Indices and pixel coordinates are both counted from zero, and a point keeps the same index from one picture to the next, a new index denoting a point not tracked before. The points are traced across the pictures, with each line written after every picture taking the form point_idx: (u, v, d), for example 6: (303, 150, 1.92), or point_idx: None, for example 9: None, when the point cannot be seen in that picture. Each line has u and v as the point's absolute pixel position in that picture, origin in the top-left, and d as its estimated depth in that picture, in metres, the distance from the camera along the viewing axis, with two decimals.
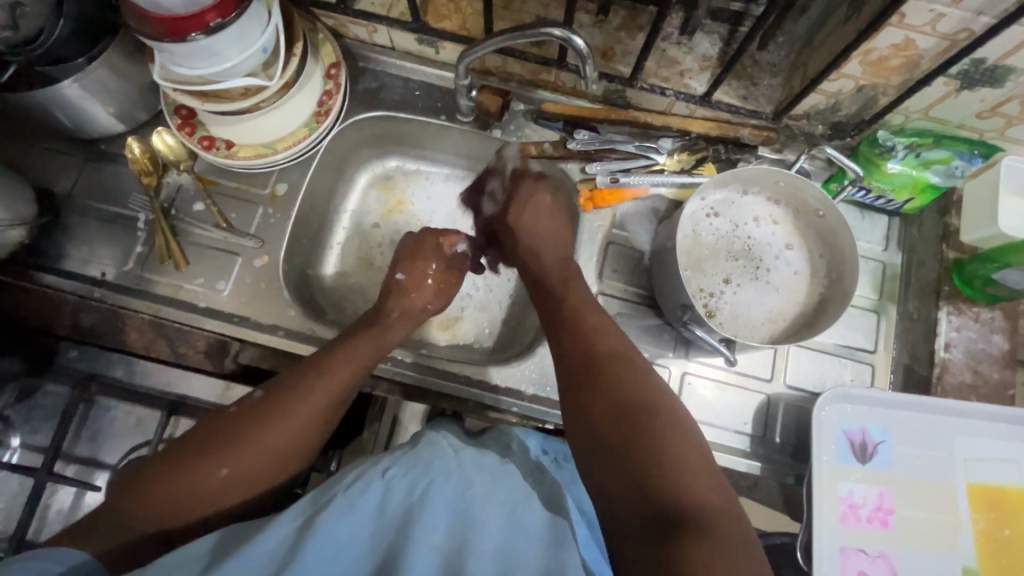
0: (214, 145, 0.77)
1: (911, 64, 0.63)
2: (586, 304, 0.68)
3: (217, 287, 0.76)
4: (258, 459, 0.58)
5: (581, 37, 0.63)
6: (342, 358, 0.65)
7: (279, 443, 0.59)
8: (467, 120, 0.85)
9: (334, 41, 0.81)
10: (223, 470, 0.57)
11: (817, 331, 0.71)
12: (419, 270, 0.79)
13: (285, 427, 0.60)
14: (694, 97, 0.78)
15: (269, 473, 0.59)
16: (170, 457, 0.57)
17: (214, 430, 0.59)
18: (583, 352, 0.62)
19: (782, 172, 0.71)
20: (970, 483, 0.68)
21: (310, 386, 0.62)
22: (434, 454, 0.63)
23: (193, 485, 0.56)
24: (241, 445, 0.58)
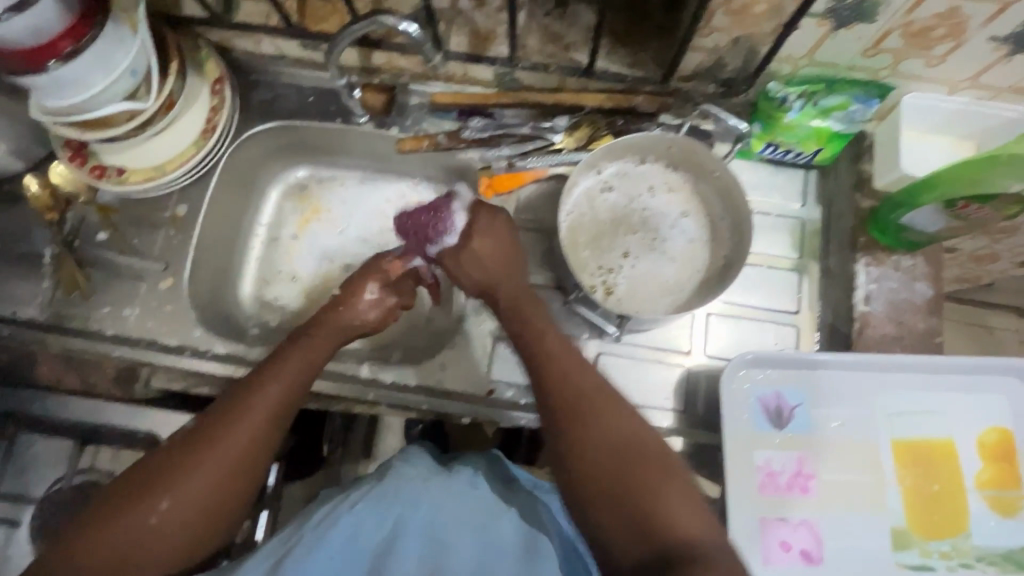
0: (105, 173, 0.77)
1: (775, 8, 0.60)
2: (544, 329, 0.63)
3: (124, 313, 0.77)
4: (198, 486, 0.55)
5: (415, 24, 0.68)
6: (251, 402, 0.59)
7: (200, 495, 0.55)
8: (363, 121, 0.83)
9: (218, 56, 0.80)
10: (163, 505, 0.54)
11: (723, 288, 0.68)
12: (354, 284, 0.71)
13: (200, 480, 0.55)
14: (580, 70, 0.76)
15: (218, 499, 0.56)
16: (108, 501, 0.55)
17: (122, 489, 0.55)
18: (561, 393, 0.58)
19: (672, 137, 0.70)
20: (895, 440, 0.64)
21: (222, 432, 0.57)
22: (404, 485, 0.60)
23: (116, 550, 0.53)
24: (156, 501, 0.54)
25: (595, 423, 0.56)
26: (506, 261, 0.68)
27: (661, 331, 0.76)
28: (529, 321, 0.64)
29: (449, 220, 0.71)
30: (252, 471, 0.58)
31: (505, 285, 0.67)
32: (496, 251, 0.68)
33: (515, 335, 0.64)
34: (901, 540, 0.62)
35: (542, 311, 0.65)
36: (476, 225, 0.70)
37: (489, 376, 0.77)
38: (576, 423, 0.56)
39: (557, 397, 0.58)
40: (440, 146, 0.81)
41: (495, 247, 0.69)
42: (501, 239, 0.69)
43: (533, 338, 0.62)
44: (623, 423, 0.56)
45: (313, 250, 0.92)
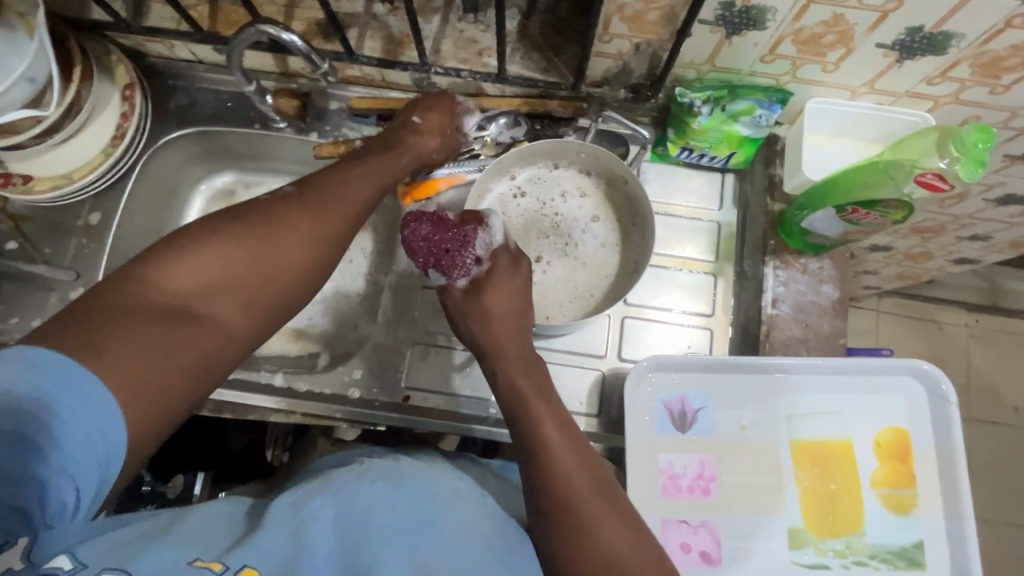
0: (11, 181, 0.75)
1: (667, 16, 0.60)
2: (546, 423, 0.58)
3: (34, 324, 0.76)
4: (291, 241, 0.56)
5: (295, 33, 0.67)
6: (354, 179, 0.62)
7: (296, 252, 0.56)
8: (282, 127, 0.84)
9: (129, 61, 0.79)
10: (264, 251, 0.54)
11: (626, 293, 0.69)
12: (432, 119, 0.71)
13: (301, 236, 0.56)
14: (491, 76, 0.75)
15: (306, 269, 0.56)
16: (191, 238, 0.52)
17: (216, 231, 0.53)
18: (559, 501, 0.54)
19: (579, 142, 0.70)
20: (794, 441, 0.66)
21: (332, 198, 0.59)
22: (416, 471, 0.55)
23: (196, 285, 0.51)
24: (259, 244, 0.54)
25: (590, 542, 0.52)
26: (514, 338, 0.63)
27: (582, 337, 0.76)
28: (531, 409, 0.59)
29: (474, 248, 0.65)
30: (333, 249, 0.59)
31: (505, 363, 0.62)
32: (510, 312, 0.64)
33: (512, 423, 0.59)
34: (797, 539, 0.63)
35: (545, 397, 0.60)
36: (491, 277, 0.65)
37: (405, 384, 0.78)
38: (568, 534, 0.52)
39: (550, 498, 0.54)
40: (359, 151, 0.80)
41: (511, 308, 0.64)
42: (518, 299, 0.65)
43: (534, 429, 0.58)
44: (620, 542, 0.52)
45: None
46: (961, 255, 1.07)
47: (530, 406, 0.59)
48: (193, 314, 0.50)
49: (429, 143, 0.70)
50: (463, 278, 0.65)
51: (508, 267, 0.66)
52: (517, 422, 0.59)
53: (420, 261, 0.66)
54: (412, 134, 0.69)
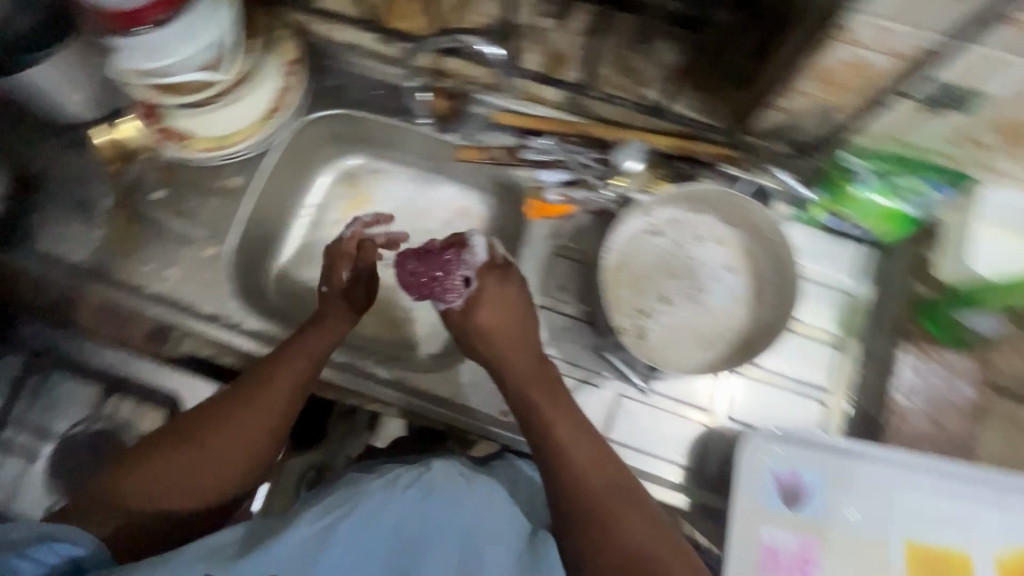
0: (171, 136, 0.79)
1: (869, 83, 0.57)
2: (555, 420, 0.64)
3: (167, 274, 0.80)
4: (234, 434, 0.61)
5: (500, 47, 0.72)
6: (283, 362, 0.66)
7: (237, 443, 0.61)
8: (423, 123, 0.84)
9: (295, 38, 0.82)
10: (212, 442, 0.61)
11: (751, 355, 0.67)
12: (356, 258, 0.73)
13: (237, 428, 0.62)
14: (649, 108, 0.74)
15: (248, 456, 0.62)
16: (162, 436, 0.61)
17: (165, 441, 0.61)
18: (580, 503, 0.59)
19: (727, 192, 0.68)
20: (908, 541, 0.63)
21: (261, 388, 0.64)
22: (449, 481, 0.56)
23: (166, 482, 0.58)
24: (204, 437, 0.61)
25: (611, 533, 0.58)
26: (513, 345, 0.68)
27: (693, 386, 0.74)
28: (549, 421, 0.64)
29: (461, 270, 0.69)
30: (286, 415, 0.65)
31: (512, 370, 0.67)
32: (509, 324, 0.68)
33: (527, 428, 0.65)
34: None
35: (553, 399, 0.65)
36: (484, 293, 0.68)
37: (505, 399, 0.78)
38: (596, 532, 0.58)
39: (572, 494, 0.60)
40: (496, 158, 0.81)
41: (504, 318, 0.68)
42: (501, 305, 0.68)
43: (549, 438, 0.63)
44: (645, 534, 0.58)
45: None
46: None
47: (538, 410, 0.65)
48: (149, 513, 0.57)
49: (337, 275, 0.72)
50: (458, 302, 0.68)
51: (496, 282, 0.69)
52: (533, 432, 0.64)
53: (417, 295, 0.70)
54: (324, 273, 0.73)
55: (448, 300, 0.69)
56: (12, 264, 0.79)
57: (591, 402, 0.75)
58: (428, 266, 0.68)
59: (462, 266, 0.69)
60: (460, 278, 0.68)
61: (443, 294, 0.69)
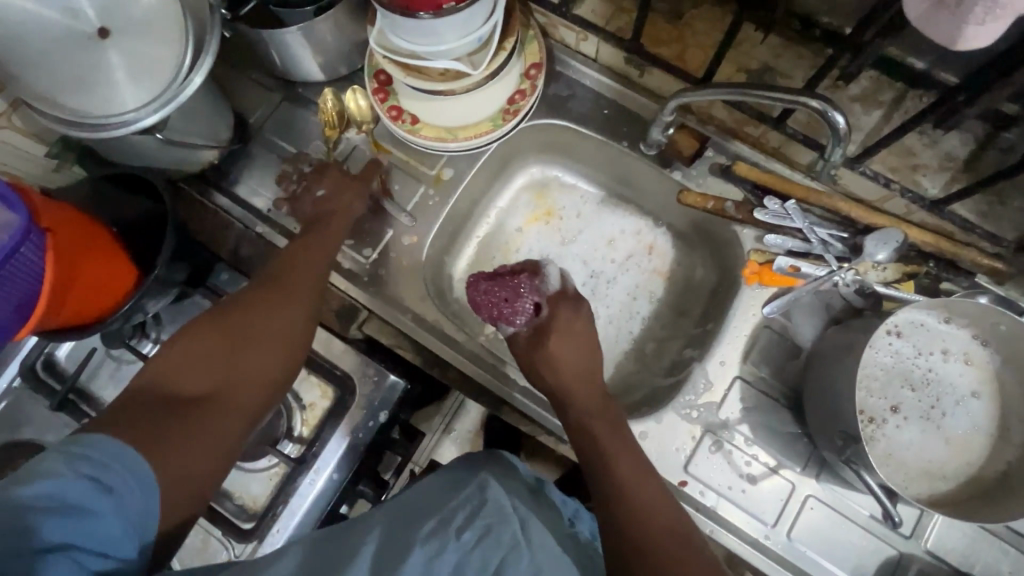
0: (401, 117, 0.78)
1: None
2: (618, 455, 0.60)
3: (363, 252, 0.79)
4: (268, 341, 0.62)
5: (842, 113, 0.61)
6: (305, 268, 0.68)
7: (259, 345, 0.61)
8: (650, 151, 0.79)
9: (542, 40, 0.78)
10: (250, 356, 0.60)
11: (990, 516, 0.59)
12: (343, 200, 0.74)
13: (253, 330, 0.62)
14: (923, 200, 0.68)
15: (283, 362, 0.62)
16: (197, 335, 0.60)
17: (189, 357, 0.58)
18: (631, 543, 0.54)
19: (1008, 315, 0.60)
20: None
21: (279, 294, 0.65)
22: (506, 524, 0.54)
23: (211, 382, 0.57)
24: (242, 347, 0.60)
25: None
26: (580, 379, 0.66)
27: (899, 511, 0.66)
28: (612, 462, 0.60)
29: (532, 295, 0.69)
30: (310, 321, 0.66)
31: (575, 401, 0.65)
32: (576, 357, 0.67)
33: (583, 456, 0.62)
34: None
35: (614, 433, 0.62)
36: (554, 323, 0.68)
37: (686, 468, 0.70)
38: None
39: (616, 531, 0.55)
40: (725, 213, 0.75)
41: (579, 353, 0.67)
42: (587, 346, 0.68)
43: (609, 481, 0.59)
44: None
45: (533, 250, 0.90)
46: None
47: (603, 442, 0.61)
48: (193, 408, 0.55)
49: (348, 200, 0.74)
50: (528, 329, 0.69)
51: (569, 310, 0.70)
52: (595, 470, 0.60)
53: (488, 317, 0.71)
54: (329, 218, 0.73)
55: (514, 323, 0.69)
56: (222, 206, 0.81)
57: (776, 493, 0.69)
58: (500, 289, 0.69)
59: (533, 292, 0.70)
60: (527, 304, 0.69)
61: (504, 315, 0.69)
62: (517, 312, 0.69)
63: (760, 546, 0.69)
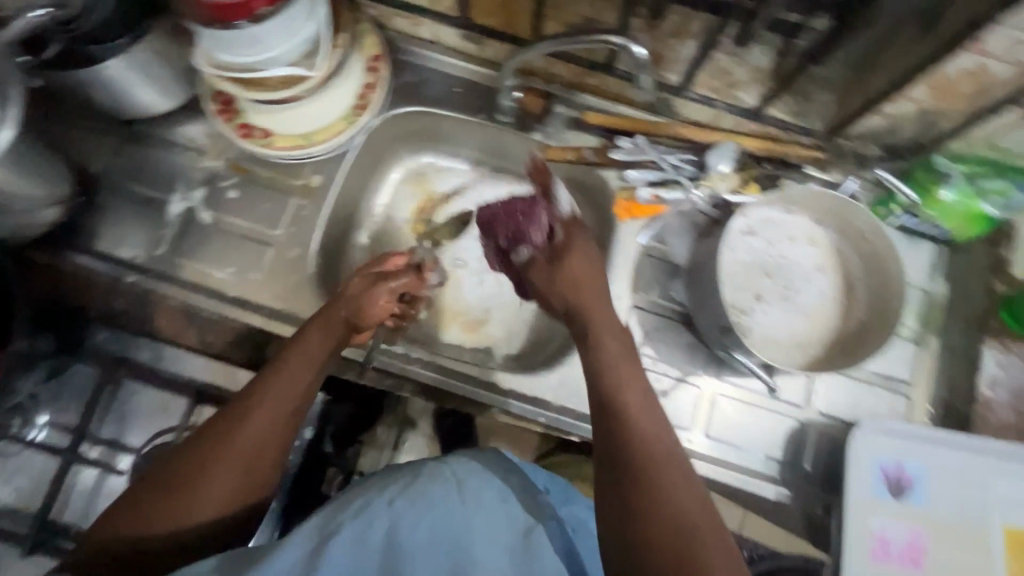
0: (251, 133, 0.76)
1: (982, 91, 0.60)
2: (631, 381, 0.56)
3: (247, 277, 0.76)
4: (240, 450, 0.53)
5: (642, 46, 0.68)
6: (303, 338, 0.62)
7: (236, 454, 0.53)
8: (507, 120, 0.82)
9: (377, 32, 0.79)
10: (214, 476, 0.52)
11: (845, 365, 0.70)
12: (382, 302, 0.69)
13: (232, 447, 0.53)
14: (743, 111, 0.77)
15: (257, 468, 0.54)
16: (177, 458, 0.53)
17: (162, 475, 0.52)
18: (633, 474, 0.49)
19: (829, 194, 0.70)
20: (1007, 527, 0.66)
21: (278, 379, 0.57)
22: (439, 489, 0.54)
23: (163, 512, 0.51)
24: (219, 464, 0.52)
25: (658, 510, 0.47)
26: (598, 298, 0.62)
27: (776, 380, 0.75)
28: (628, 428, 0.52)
29: (547, 217, 0.69)
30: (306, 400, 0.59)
31: (595, 322, 0.60)
32: (588, 273, 0.63)
33: (596, 385, 0.57)
34: None
35: (637, 386, 0.56)
36: (571, 243, 0.66)
37: None
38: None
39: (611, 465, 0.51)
40: (585, 159, 0.80)
41: (585, 272, 0.63)
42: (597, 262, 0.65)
43: (631, 449, 0.51)
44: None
45: (425, 240, 0.89)
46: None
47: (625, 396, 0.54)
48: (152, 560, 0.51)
49: (382, 309, 0.68)
50: (544, 252, 0.68)
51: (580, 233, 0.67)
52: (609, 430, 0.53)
53: (505, 241, 0.72)
54: (361, 308, 0.67)
55: (530, 241, 0.69)
56: (80, 263, 0.75)
57: (687, 399, 0.76)
58: (520, 219, 0.71)
59: (549, 213, 0.70)
60: (539, 231, 0.69)
61: (518, 238, 0.70)
62: (532, 233, 0.69)
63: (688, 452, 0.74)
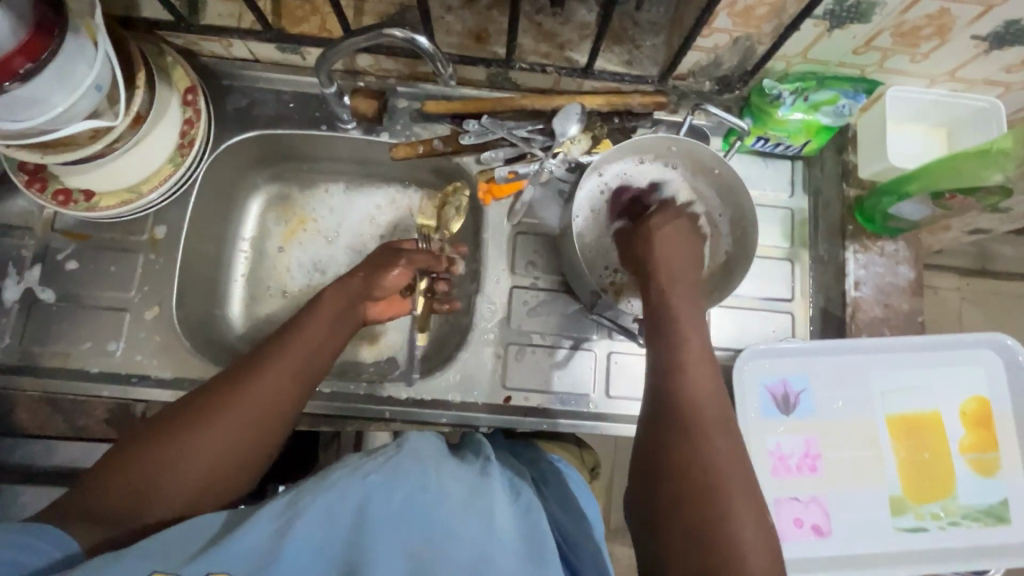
0: (71, 199, 0.71)
1: (777, 10, 0.62)
2: (680, 310, 0.58)
3: (108, 348, 0.72)
4: (248, 404, 0.55)
5: (423, 37, 0.63)
6: (320, 314, 0.63)
7: (245, 407, 0.55)
8: (350, 128, 0.80)
9: (185, 62, 0.74)
10: (219, 426, 0.54)
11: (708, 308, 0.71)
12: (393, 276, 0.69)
13: (242, 399, 0.55)
14: (577, 70, 0.75)
15: (262, 423, 0.56)
16: (182, 410, 0.55)
17: (175, 422, 0.54)
18: (679, 401, 0.52)
19: (673, 137, 0.70)
20: (890, 415, 0.70)
21: (294, 344, 0.60)
22: (418, 464, 0.53)
23: (168, 458, 0.52)
24: (225, 413, 0.54)
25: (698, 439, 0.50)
26: (678, 256, 0.62)
27: None
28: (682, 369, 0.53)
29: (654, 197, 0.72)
30: (317, 366, 0.61)
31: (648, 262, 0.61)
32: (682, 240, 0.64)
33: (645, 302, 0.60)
34: (898, 506, 0.68)
35: (692, 318, 0.57)
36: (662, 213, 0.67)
37: (505, 385, 0.76)
38: (689, 519, 0.47)
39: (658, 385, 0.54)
40: (437, 151, 0.78)
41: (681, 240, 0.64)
42: (683, 248, 0.63)
43: (676, 391, 0.52)
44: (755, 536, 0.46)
45: (302, 265, 0.86)
46: (979, 240, 1.14)
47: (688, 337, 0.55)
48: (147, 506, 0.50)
49: (394, 282, 0.70)
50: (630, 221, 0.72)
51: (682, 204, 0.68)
52: (662, 349, 0.55)
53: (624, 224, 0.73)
54: (376, 276, 0.68)
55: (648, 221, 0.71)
56: None
57: (586, 365, 0.77)
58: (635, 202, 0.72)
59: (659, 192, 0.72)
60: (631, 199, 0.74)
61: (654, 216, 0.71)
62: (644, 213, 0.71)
63: (596, 416, 0.75)
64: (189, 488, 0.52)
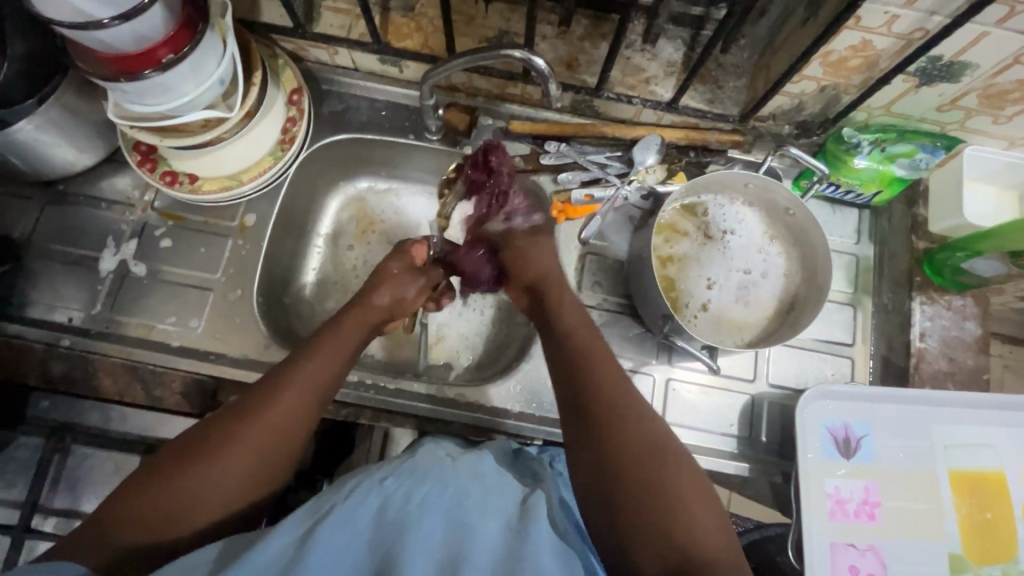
0: (177, 180, 0.76)
1: (870, 63, 0.65)
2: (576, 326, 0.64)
3: (189, 324, 0.75)
4: (263, 425, 0.55)
5: (541, 58, 0.66)
6: (337, 332, 0.64)
7: (263, 425, 0.55)
8: (435, 138, 0.84)
9: (295, 66, 0.80)
10: (235, 447, 0.53)
11: (772, 342, 0.73)
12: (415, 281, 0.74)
13: (259, 418, 0.55)
14: (661, 104, 0.78)
15: (275, 448, 0.55)
16: (201, 433, 0.54)
17: (189, 442, 0.54)
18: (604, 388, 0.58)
19: (752, 176, 0.73)
20: (953, 470, 0.70)
21: (308, 362, 0.60)
22: (436, 464, 0.54)
23: (181, 483, 0.51)
24: (241, 434, 0.54)
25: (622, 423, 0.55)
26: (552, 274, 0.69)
27: (717, 360, 0.77)
28: (592, 378, 0.59)
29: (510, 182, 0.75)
30: (333, 385, 0.62)
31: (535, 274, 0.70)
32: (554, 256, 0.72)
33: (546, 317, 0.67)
34: (958, 565, 0.67)
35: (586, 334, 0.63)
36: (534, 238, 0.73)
37: None
38: (627, 492, 0.52)
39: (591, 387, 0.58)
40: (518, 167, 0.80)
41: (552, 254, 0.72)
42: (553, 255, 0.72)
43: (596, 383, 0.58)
44: (709, 531, 0.50)
45: (371, 264, 0.90)
46: None
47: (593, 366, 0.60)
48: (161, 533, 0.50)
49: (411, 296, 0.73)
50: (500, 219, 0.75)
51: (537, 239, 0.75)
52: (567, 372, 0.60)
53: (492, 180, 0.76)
54: (397, 293, 0.71)
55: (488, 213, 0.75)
56: (14, 333, 0.73)
57: (644, 388, 0.77)
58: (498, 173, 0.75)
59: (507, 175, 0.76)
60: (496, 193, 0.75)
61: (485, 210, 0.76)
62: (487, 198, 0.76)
63: None
64: (204, 513, 0.52)
